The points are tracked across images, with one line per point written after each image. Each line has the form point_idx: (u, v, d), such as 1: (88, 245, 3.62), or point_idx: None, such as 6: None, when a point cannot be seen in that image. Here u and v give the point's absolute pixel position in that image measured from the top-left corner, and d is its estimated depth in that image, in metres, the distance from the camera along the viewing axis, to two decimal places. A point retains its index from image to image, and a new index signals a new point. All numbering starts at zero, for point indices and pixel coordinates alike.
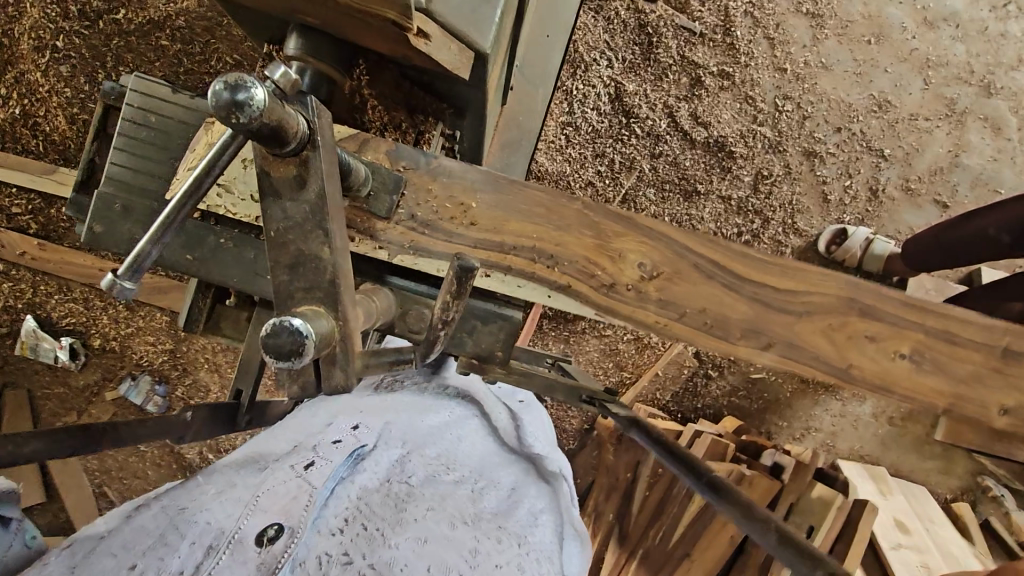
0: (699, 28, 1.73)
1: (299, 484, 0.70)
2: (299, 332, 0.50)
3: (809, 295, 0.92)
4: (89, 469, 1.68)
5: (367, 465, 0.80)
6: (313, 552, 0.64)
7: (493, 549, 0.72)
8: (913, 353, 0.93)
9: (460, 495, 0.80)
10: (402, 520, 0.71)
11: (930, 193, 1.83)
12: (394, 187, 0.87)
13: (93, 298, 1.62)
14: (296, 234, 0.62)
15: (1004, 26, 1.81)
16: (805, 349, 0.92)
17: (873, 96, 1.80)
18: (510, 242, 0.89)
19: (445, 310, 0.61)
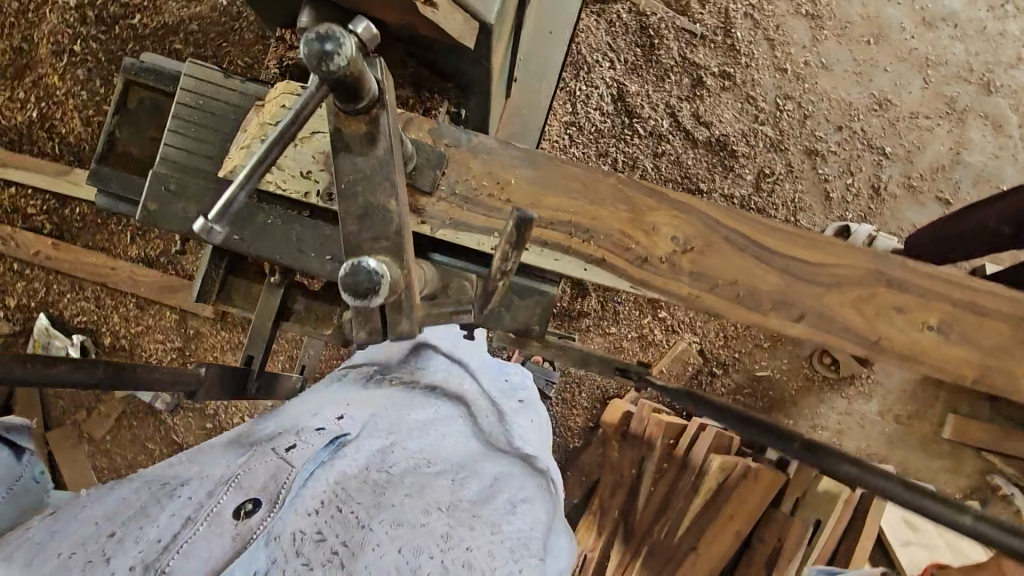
0: (699, 30, 1.76)
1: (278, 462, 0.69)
2: (375, 273, 0.52)
3: (833, 267, 0.92)
4: (95, 467, 1.69)
5: (353, 449, 0.76)
6: (288, 528, 0.63)
7: (468, 534, 0.67)
8: (941, 324, 0.91)
9: (442, 479, 0.76)
10: (378, 504, 0.67)
11: (932, 190, 1.83)
12: (437, 162, 0.88)
13: (104, 296, 1.66)
14: (359, 189, 0.61)
15: (1002, 25, 1.84)
16: (836, 318, 0.90)
17: (873, 95, 1.82)
18: (546, 216, 0.90)
19: (504, 258, 0.61)
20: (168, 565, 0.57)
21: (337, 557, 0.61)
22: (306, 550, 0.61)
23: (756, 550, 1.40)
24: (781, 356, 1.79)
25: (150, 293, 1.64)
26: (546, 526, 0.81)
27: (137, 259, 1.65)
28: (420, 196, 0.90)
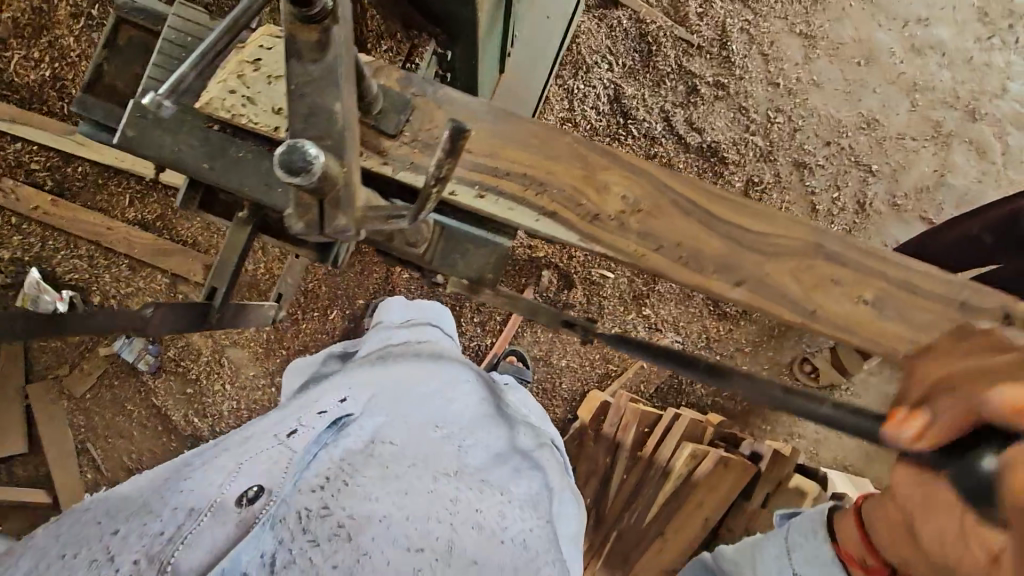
0: (696, 40, 1.83)
1: (279, 450, 0.69)
2: (311, 158, 0.54)
3: (776, 239, 0.90)
4: (75, 425, 1.70)
5: (354, 427, 0.75)
6: (291, 508, 0.63)
7: (477, 498, 0.70)
8: (875, 300, 0.89)
9: (448, 446, 0.77)
10: (383, 471, 0.68)
11: (916, 210, 1.88)
12: (402, 107, 0.86)
13: (97, 256, 1.68)
14: (313, 90, 0.62)
15: (988, 56, 1.91)
16: (773, 286, 0.89)
17: (862, 114, 1.88)
18: (504, 166, 0.88)
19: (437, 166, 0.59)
20: (171, 559, 0.55)
21: (347, 528, 0.61)
22: (313, 526, 0.61)
23: None
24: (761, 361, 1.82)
25: (144, 254, 1.67)
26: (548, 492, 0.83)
27: (133, 222, 1.68)
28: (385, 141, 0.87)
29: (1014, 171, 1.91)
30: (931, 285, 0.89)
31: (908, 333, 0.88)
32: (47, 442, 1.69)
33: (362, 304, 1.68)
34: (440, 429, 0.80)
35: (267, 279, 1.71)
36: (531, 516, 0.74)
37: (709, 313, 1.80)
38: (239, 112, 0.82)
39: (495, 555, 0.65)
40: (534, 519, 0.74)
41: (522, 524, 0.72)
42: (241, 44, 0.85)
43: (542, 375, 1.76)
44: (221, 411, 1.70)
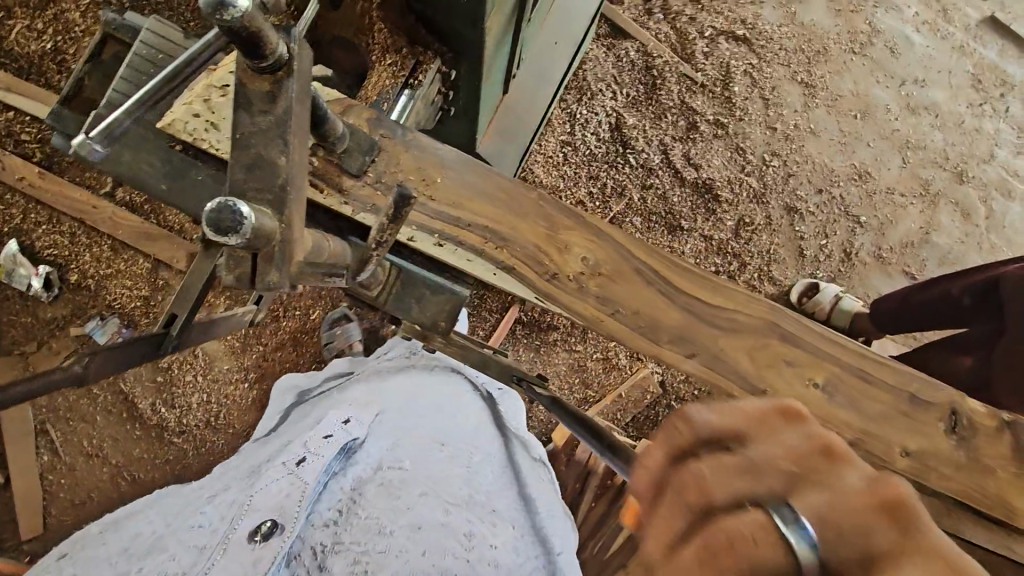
0: (700, 79, 1.86)
1: (291, 479, 0.74)
2: (242, 215, 0.49)
3: (732, 313, 1.01)
4: (36, 404, 1.66)
5: (361, 458, 0.83)
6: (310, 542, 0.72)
7: (485, 529, 0.77)
8: (826, 384, 1.01)
9: (456, 473, 0.84)
10: (396, 506, 0.75)
11: (900, 264, 1.92)
12: (368, 149, 0.89)
13: (80, 234, 1.65)
14: (259, 137, 0.61)
15: (979, 122, 1.97)
16: (728, 362, 1.00)
17: (854, 165, 1.92)
18: (467, 218, 0.93)
19: (381, 233, 0.74)
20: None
21: (367, 563, 0.68)
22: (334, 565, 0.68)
23: None
24: None
25: (127, 236, 1.64)
26: (550, 520, 0.90)
27: (121, 203, 1.66)
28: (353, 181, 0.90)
29: (997, 235, 1.95)
30: (884, 375, 1.03)
31: (858, 420, 1.01)
32: (6, 419, 1.64)
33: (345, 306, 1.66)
34: (445, 453, 0.87)
35: None
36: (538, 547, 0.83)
37: None
38: (201, 134, 0.91)
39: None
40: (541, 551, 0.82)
41: (530, 554, 0.80)
42: (213, 67, 0.96)
43: None
44: (190, 404, 1.66)
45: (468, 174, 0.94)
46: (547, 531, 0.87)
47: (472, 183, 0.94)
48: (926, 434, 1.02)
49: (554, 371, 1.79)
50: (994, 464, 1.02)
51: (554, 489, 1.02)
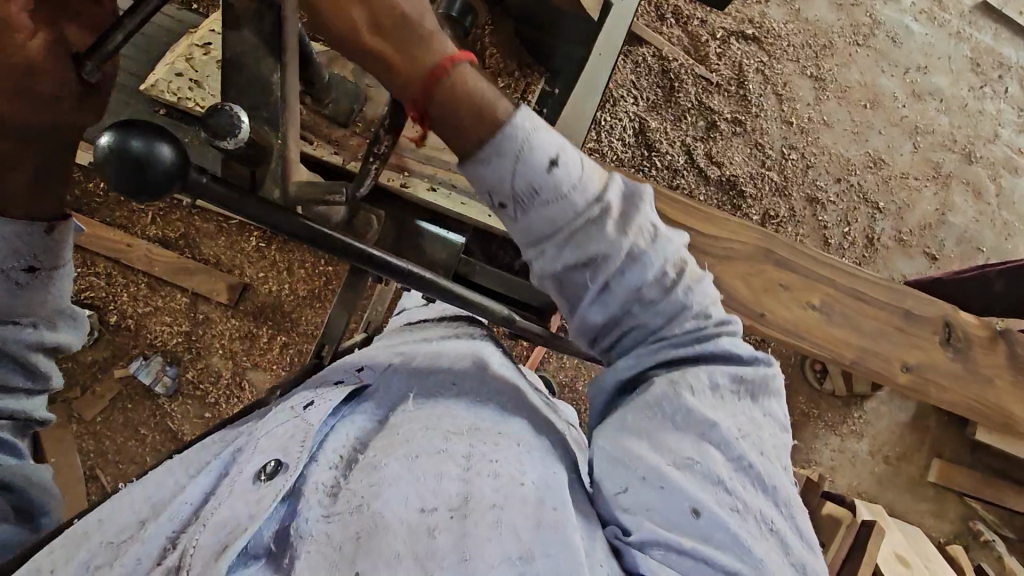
0: (715, 79, 1.90)
1: (295, 424, 0.69)
2: (237, 121, 0.51)
3: (728, 244, 1.20)
4: (82, 450, 1.63)
5: (372, 400, 0.74)
6: (308, 482, 0.64)
7: (491, 448, 0.65)
8: (822, 305, 1.23)
9: (462, 399, 0.73)
10: (388, 449, 0.65)
11: (920, 245, 1.98)
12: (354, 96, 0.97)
13: (116, 274, 1.63)
14: (248, 57, 0.57)
15: (981, 104, 2.05)
16: (730, 292, 1.19)
17: (869, 153, 1.98)
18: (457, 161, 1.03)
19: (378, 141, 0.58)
20: (195, 541, 0.60)
21: (359, 499, 0.61)
22: (322, 505, 0.62)
23: None
24: None
25: (165, 272, 1.62)
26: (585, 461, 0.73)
27: (155, 239, 1.64)
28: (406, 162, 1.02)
29: (1007, 211, 2.03)
30: (874, 302, 1.26)
31: (855, 337, 1.24)
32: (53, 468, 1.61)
33: None
34: (450, 381, 0.76)
35: (292, 300, 1.64)
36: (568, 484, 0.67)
37: None
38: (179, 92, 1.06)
39: (515, 498, 0.61)
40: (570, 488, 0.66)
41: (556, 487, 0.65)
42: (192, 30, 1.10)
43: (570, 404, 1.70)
44: None
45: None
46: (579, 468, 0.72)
47: None
48: (916, 346, 1.26)
49: None
50: (991, 374, 1.31)
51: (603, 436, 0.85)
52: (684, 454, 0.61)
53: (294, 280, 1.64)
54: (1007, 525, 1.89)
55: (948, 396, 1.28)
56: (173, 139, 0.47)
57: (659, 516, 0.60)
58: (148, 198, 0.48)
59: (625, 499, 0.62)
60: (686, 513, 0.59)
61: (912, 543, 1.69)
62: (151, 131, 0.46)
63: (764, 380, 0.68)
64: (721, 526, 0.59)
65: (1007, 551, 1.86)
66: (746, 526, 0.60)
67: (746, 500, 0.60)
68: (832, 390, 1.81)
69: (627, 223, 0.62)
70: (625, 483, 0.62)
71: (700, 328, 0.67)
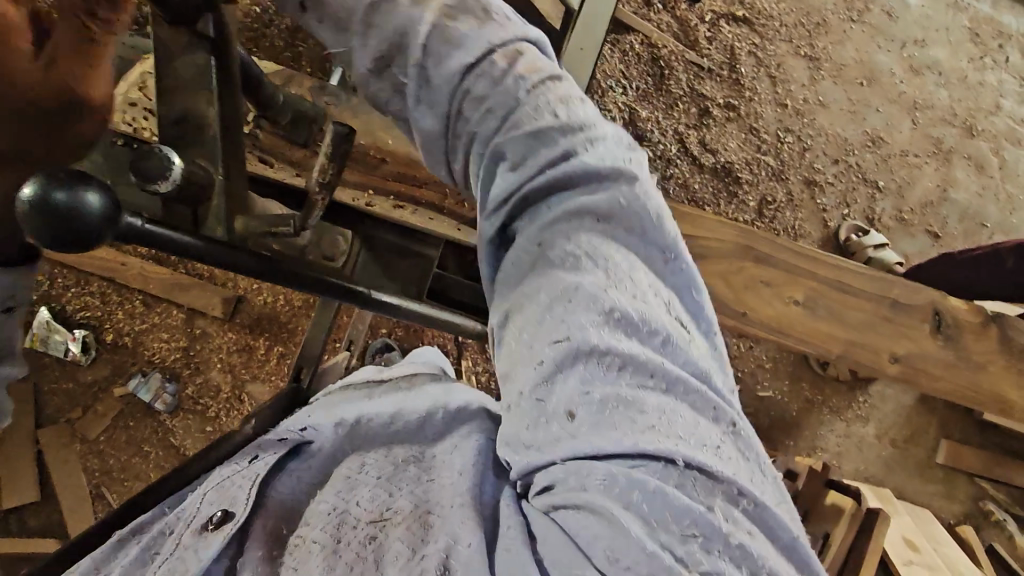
0: (706, 64, 1.86)
1: (244, 475, 0.66)
2: (168, 160, 0.49)
3: (718, 243, 1.18)
4: (88, 470, 1.64)
5: (322, 447, 0.70)
6: (253, 524, 0.61)
7: (423, 468, 0.62)
8: (804, 302, 1.21)
9: (406, 423, 0.69)
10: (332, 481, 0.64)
11: (922, 224, 1.94)
12: (314, 117, 0.91)
13: (111, 292, 1.62)
14: (184, 89, 0.56)
15: (981, 75, 2.00)
16: (727, 290, 1.17)
17: (867, 132, 1.94)
18: (422, 175, 0.98)
19: (322, 171, 0.60)
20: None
21: (298, 538, 0.58)
22: (266, 542, 0.59)
23: None
24: (780, 378, 1.79)
25: (160, 289, 1.63)
26: None
27: (147, 257, 1.64)
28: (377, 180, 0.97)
29: (1012, 184, 1.99)
30: (872, 296, 1.23)
31: (849, 323, 1.22)
32: (61, 489, 1.63)
33: (383, 335, 1.55)
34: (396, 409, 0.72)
35: (288, 311, 1.64)
36: None
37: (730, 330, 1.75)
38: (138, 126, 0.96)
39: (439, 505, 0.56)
40: None
41: None
42: None
43: None
44: None
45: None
46: None
47: None
48: (906, 339, 1.24)
49: None
50: (983, 360, 1.28)
51: None
52: (552, 337, 0.51)
53: (288, 291, 1.63)
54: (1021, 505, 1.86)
55: (943, 386, 1.25)
56: (100, 183, 0.42)
57: (540, 428, 0.50)
58: (97, 248, 0.43)
59: (509, 425, 0.53)
60: (563, 417, 0.49)
61: (921, 526, 1.68)
62: (78, 179, 0.41)
63: (634, 216, 0.55)
64: (604, 423, 0.48)
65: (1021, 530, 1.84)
66: (626, 383, 0.50)
67: (621, 354, 0.50)
68: (834, 377, 1.79)
69: (451, 27, 0.59)
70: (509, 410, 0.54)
71: (544, 149, 0.58)
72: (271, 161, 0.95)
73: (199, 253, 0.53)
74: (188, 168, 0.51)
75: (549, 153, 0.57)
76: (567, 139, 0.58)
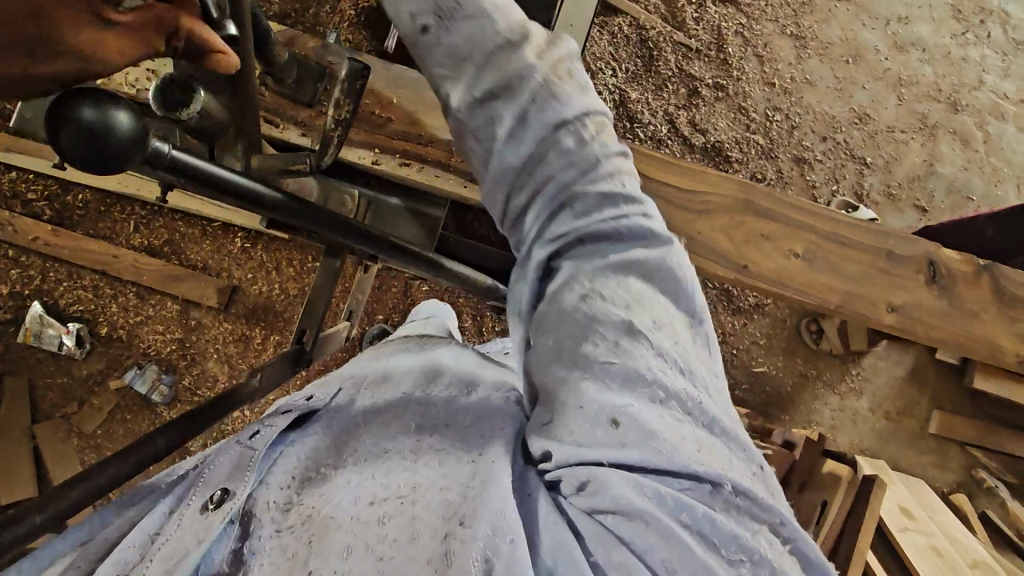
0: (694, 45, 1.86)
1: (240, 449, 0.59)
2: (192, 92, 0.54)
3: (713, 213, 1.19)
4: (85, 464, 1.64)
5: (321, 420, 0.63)
6: (257, 503, 0.55)
7: (438, 442, 0.59)
8: (807, 252, 1.22)
9: (414, 402, 0.65)
10: (343, 455, 0.59)
11: (910, 198, 1.97)
12: (318, 77, 0.87)
13: (103, 285, 1.61)
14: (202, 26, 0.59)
15: (964, 51, 2.02)
16: (722, 258, 1.18)
17: (853, 109, 1.96)
18: (427, 133, 0.96)
19: (337, 109, 0.69)
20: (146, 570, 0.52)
21: (309, 509, 0.54)
22: (275, 518, 0.54)
23: None
24: (775, 353, 1.81)
25: (154, 280, 1.61)
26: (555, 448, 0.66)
27: (141, 248, 1.61)
28: (383, 140, 0.95)
29: (996, 157, 2.02)
30: (868, 262, 1.23)
31: (843, 284, 1.22)
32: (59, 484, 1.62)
33: (381, 321, 1.55)
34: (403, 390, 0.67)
35: (283, 300, 1.63)
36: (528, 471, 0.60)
37: (724, 308, 1.77)
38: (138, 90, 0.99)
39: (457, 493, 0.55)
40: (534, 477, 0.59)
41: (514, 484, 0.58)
42: None
43: None
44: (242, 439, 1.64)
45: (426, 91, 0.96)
46: None
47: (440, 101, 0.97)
48: (896, 290, 1.24)
49: None
50: (979, 309, 1.27)
51: None
52: (600, 358, 0.54)
53: (283, 279, 1.62)
54: (1012, 471, 1.90)
55: (937, 336, 1.25)
56: (127, 103, 0.42)
57: (581, 430, 0.53)
58: (124, 168, 0.43)
59: (555, 423, 0.56)
60: (607, 424, 0.52)
61: (916, 494, 1.71)
62: (95, 98, 0.40)
63: (675, 277, 0.59)
64: (646, 430, 0.51)
65: (1012, 496, 1.87)
66: (670, 414, 0.53)
67: (666, 385, 0.54)
68: (829, 351, 1.81)
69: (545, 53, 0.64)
70: (552, 412, 0.56)
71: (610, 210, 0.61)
72: (276, 120, 0.96)
73: (247, 194, 0.53)
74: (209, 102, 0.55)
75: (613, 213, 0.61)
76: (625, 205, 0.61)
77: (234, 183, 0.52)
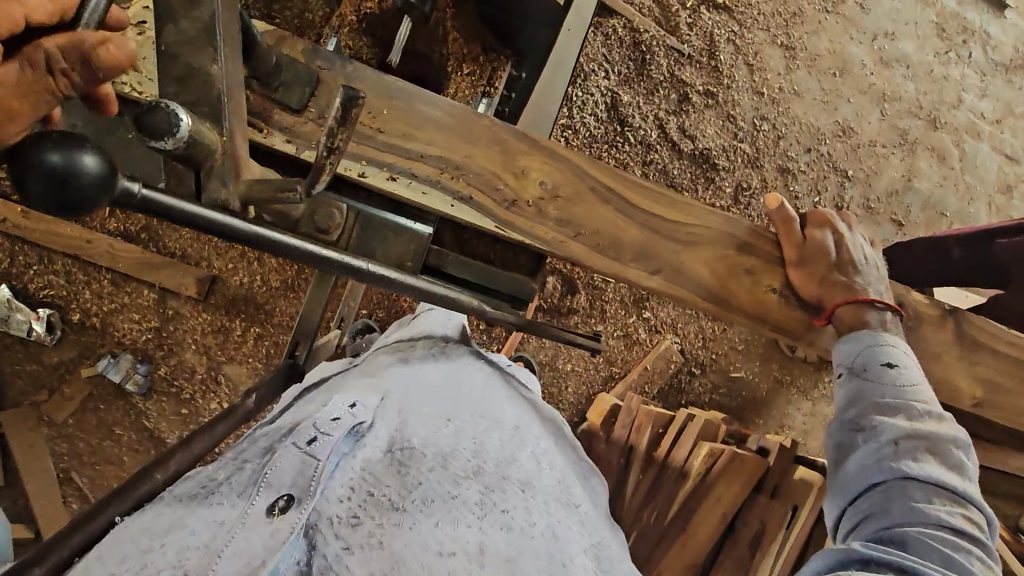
0: (687, 50, 1.87)
1: (293, 452, 0.54)
2: (175, 120, 0.50)
3: None
4: (55, 452, 1.60)
5: (370, 437, 0.61)
6: (322, 515, 0.51)
7: (499, 496, 0.58)
8: None
9: (468, 446, 0.64)
10: (410, 483, 0.56)
11: (887, 212, 2.02)
12: (307, 81, 0.88)
13: (77, 271, 1.56)
14: (185, 47, 0.62)
15: (946, 69, 2.07)
16: None
17: (838, 122, 2.00)
18: (418, 148, 0.93)
19: (330, 138, 0.54)
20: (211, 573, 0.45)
21: (375, 535, 0.51)
22: (344, 535, 0.50)
23: (740, 534, 1.54)
24: (752, 358, 1.85)
25: (130, 268, 1.56)
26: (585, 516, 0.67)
27: (116, 233, 1.57)
28: (373, 154, 0.91)
29: (970, 175, 2.08)
30: None
31: None
32: (26, 473, 1.58)
33: (365, 316, 1.54)
34: (456, 429, 0.66)
35: (265, 293, 1.61)
36: (572, 538, 0.61)
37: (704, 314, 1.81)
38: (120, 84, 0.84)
39: (529, 554, 0.54)
40: (575, 546, 0.60)
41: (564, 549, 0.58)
42: None
43: (547, 380, 1.75)
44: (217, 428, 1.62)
45: (417, 105, 0.94)
46: (588, 513, 0.69)
47: (426, 115, 0.94)
48: None
49: (578, 354, 1.76)
50: (937, 351, 1.22)
51: (579, 470, 0.79)
52: (919, 507, 0.78)
53: (265, 270, 1.60)
54: None
55: None
56: (96, 147, 0.41)
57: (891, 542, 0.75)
58: (89, 214, 0.42)
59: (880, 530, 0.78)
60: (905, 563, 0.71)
61: None
62: (62, 143, 0.39)
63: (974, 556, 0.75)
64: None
65: None
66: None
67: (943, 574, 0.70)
68: (803, 358, 1.86)
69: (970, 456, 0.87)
70: (881, 518, 0.80)
71: (953, 489, 0.81)
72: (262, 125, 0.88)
73: (217, 230, 0.51)
74: (198, 128, 0.54)
75: (950, 491, 0.81)
76: (965, 505, 0.80)
77: (214, 226, 0.51)
